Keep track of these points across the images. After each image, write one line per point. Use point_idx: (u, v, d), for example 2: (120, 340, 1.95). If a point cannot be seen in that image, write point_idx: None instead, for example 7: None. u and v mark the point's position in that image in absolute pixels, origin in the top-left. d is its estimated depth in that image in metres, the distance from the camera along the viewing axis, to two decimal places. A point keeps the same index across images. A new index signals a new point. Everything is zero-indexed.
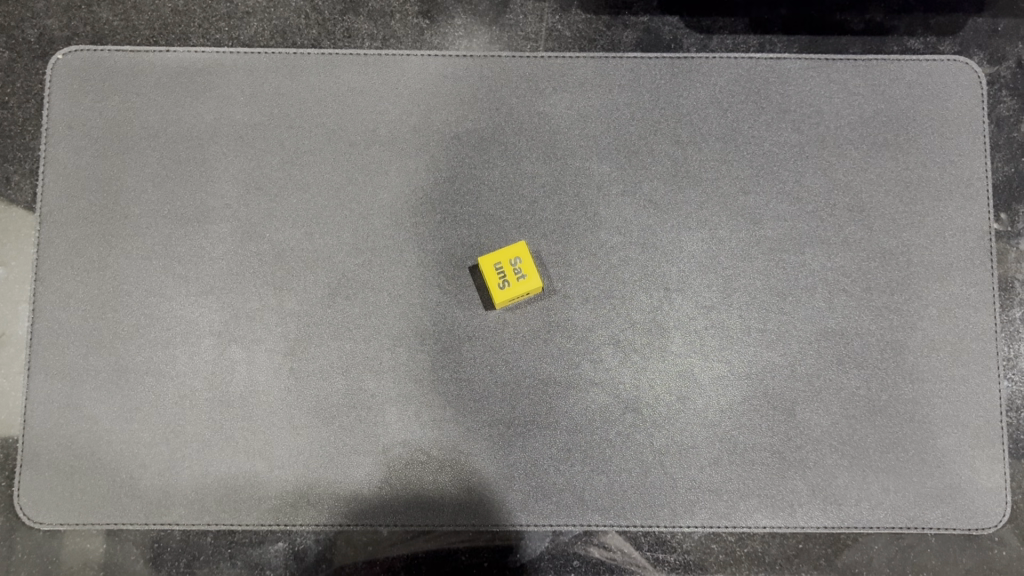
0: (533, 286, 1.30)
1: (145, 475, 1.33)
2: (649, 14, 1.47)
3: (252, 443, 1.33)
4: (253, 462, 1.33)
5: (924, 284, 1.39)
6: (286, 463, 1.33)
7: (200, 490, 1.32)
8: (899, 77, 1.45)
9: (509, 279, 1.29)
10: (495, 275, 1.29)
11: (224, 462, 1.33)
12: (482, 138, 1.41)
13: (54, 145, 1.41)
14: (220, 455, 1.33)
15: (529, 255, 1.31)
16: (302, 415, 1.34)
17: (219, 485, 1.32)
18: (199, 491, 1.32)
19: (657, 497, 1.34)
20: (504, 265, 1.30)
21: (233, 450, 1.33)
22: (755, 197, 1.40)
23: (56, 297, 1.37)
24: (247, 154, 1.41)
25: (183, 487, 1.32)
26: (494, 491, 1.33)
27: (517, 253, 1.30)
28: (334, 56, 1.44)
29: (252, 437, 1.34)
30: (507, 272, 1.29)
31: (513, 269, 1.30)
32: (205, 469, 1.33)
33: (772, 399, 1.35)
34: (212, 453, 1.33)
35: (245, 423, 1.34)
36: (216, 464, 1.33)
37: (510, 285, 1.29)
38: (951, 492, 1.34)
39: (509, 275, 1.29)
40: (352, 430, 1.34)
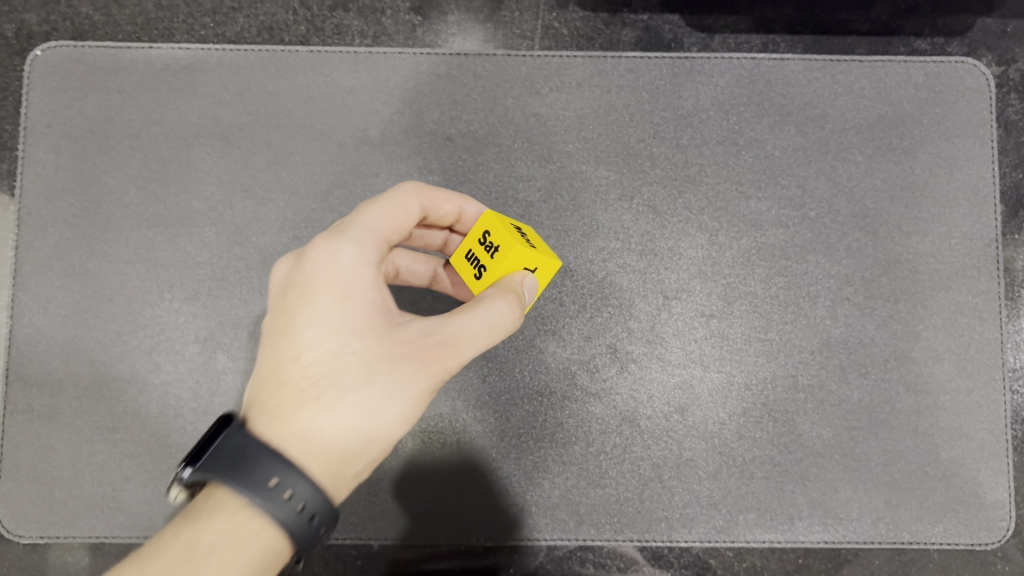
0: (512, 276, 0.92)
1: (317, 246, 0.89)
2: (649, 12, 1.45)
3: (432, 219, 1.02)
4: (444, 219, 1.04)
5: (929, 294, 1.35)
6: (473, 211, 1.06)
7: (330, 287, 0.87)
8: (906, 79, 1.41)
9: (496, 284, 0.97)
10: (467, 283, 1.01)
11: (390, 244, 0.94)
12: (477, 140, 1.37)
13: (31, 144, 1.37)
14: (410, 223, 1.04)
15: (497, 222, 0.97)
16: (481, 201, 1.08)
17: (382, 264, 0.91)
18: (334, 264, 0.88)
19: (655, 511, 1.29)
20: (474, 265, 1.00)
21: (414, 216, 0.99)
22: (756, 202, 1.36)
23: (35, 301, 1.33)
24: (233, 155, 1.36)
25: (324, 252, 0.88)
26: (486, 504, 1.29)
27: (482, 228, 0.99)
28: (322, 54, 1.40)
29: (414, 189, 0.96)
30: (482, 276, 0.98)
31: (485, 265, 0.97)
32: (370, 232, 0.91)
33: (773, 410, 1.31)
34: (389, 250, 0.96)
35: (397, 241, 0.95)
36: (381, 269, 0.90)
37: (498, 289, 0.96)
38: (956, 506, 1.30)
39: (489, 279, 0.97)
40: (460, 199, 1.03)
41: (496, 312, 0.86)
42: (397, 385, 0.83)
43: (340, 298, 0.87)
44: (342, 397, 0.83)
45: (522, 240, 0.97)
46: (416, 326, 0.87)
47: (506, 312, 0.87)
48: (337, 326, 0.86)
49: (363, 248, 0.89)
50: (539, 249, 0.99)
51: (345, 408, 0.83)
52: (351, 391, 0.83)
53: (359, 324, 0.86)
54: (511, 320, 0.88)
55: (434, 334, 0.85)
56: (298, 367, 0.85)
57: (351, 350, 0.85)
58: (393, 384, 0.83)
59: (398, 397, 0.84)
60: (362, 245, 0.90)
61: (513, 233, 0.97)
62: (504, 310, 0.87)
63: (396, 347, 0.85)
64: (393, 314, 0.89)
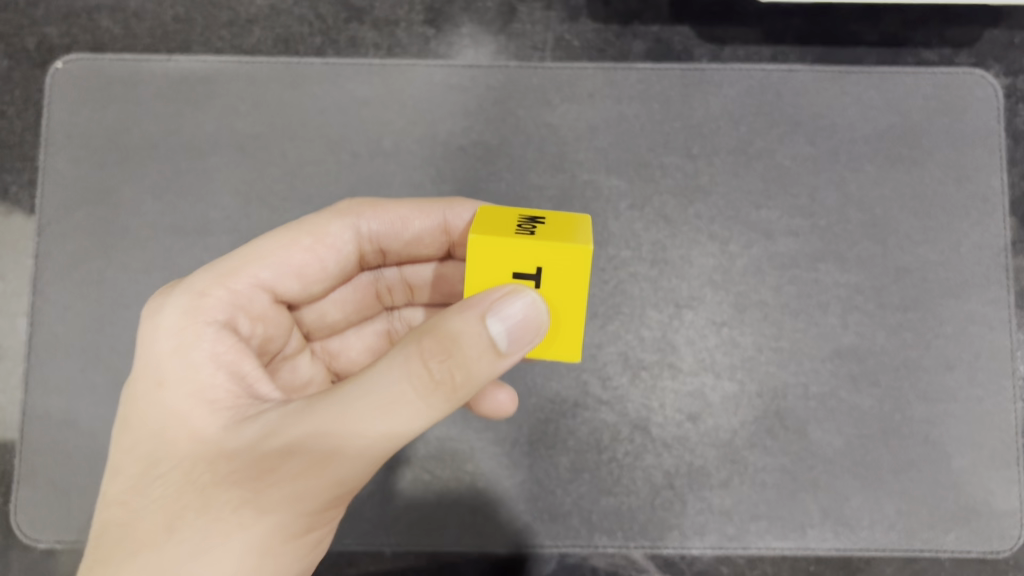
0: (479, 299, 0.73)
1: (147, 323, 0.89)
2: (660, 24, 1.47)
3: (396, 246, 1.06)
4: (439, 238, 1.06)
5: (939, 302, 1.35)
6: (461, 222, 1.04)
7: (153, 378, 0.85)
8: (915, 90, 1.42)
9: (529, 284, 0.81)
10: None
11: (257, 292, 0.94)
12: (489, 150, 1.39)
13: (52, 156, 1.39)
14: (394, 257, 1.09)
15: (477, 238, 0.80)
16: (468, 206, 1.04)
17: (228, 331, 0.88)
18: (153, 346, 0.87)
19: (667, 518, 1.29)
20: (495, 262, 0.80)
21: (367, 247, 1.04)
22: (766, 212, 1.37)
23: (55, 310, 1.35)
24: (248, 165, 1.38)
25: (146, 331, 0.88)
26: (499, 511, 1.29)
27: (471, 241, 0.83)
28: (337, 65, 1.42)
29: (337, 215, 1.01)
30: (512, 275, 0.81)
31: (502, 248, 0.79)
32: (226, 280, 0.92)
33: (784, 418, 1.31)
34: (320, 283, 1.01)
35: (316, 272, 0.99)
36: (228, 340, 0.87)
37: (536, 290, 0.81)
38: (967, 513, 1.30)
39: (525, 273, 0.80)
40: (432, 212, 1.04)
41: (390, 384, 0.72)
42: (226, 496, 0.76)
43: (160, 390, 0.84)
44: (159, 504, 0.79)
45: (531, 223, 0.83)
46: (252, 423, 0.79)
47: (405, 373, 0.71)
48: (171, 402, 0.83)
49: (205, 301, 0.89)
50: (558, 224, 0.83)
51: (162, 521, 0.78)
52: (170, 497, 0.79)
53: (176, 419, 0.82)
54: (415, 381, 0.71)
55: (273, 438, 0.77)
56: (126, 466, 0.84)
57: (167, 451, 0.81)
58: (218, 492, 0.77)
59: (227, 507, 0.77)
60: (189, 316, 0.87)
61: (520, 220, 0.84)
62: (399, 372, 0.72)
63: (220, 446, 0.79)
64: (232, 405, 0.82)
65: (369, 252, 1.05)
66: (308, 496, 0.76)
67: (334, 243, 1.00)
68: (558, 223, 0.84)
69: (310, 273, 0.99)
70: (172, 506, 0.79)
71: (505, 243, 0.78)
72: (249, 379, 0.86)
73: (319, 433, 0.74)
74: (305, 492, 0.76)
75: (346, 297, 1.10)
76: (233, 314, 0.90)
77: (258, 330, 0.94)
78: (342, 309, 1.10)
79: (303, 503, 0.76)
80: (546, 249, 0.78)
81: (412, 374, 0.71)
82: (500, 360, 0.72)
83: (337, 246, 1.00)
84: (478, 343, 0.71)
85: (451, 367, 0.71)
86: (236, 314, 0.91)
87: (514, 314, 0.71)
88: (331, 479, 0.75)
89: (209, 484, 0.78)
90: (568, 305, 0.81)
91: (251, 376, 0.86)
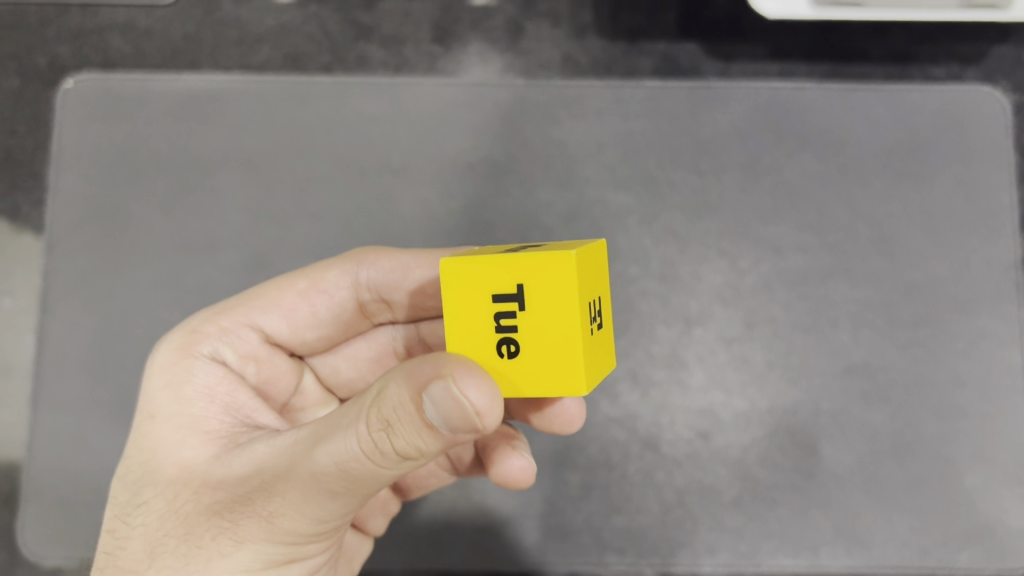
0: (423, 365, 0.63)
1: (152, 359, 0.97)
2: (667, 41, 1.47)
3: (400, 299, 1.02)
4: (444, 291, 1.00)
5: (950, 318, 1.34)
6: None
7: (147, 408, 0.93)
8: (923, 106, 1.42)
9: (512, 305, 0.69)
10: (477, 332, 0.70)
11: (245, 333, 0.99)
12: (497, 167, 1.39)
13: (61, 173, 1.40)
14: (405, 313, 1.05)
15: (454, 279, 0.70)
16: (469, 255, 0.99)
17: (215, 364, 0.95)
18: (150, 382, 0.94)
19: (677, 537, 1.27)
20: (471, 281, 0.69)
21: (369, 296, 1.02)
22: (775, 228, 1.37)
23: (63, 327, 1.34)
24: (257, 183, 1.38)
25: (150, 368, 0.96)
26: (508, 530, 1.28)
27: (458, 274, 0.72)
28: (345, 84, 1.42)
29: (337, 260, 1.02)
30: (491, 296, 0.69)
31: (476, 263, 0.69)
32: (217, 317, 0.99)
33: (795, 435, 1.30)
34: (315, 330, 1.03)
35: (308, 317, 1.02)
36: (218, 373, 0.94)
37: (522, 311, 0.69)
38: (981, 531, 1.28)
39: (505, 291, 0.69)
40: (436, 262, 0.99)
41: (344, 442, 0.68)
42: (203, 528, 0.80)
43: (150, 420, 0.91)
44: (143, 529, 0.85)
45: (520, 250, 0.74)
46: (232, 457, 0.82)
47: (357, 432, 0.67)
48: (159, 436, 0.89)
49: (197, 337, 0.96)
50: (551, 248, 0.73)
51: (149, 542, 0.84)
52: (156, 520, 0.84)
53: (162, 447, 0.88)
54: (364, 443, 0.66)
55: (251, 473, 0.78)
56: (119, 492, 0.90)
57: (150, 479, 0.86)
58: (199, 519, 0.81)
59: (206, 534, 0.80)
60: (182, 351, 0.95)
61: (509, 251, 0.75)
62: (354, 429, 0.67)
63: (201, 477, 0.83)
64: (217, 437, 0.87)
65: (373, 302, 1.03)
66: (285, 531, 0.78)
67: (328, 289, 1.02)
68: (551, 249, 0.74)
69: (299, 318, 1.01)
70: (156, 529, 0.84)
71: (479, 258, 0.69)
72: (243, 412, 0.92)
73: (293, 472, 0.73)
74: (279, 527, 0.77)
75: (363, 356, 1.09)
76: (220, 350, 0.96)
77: (251, 369, 0.98)
78: (359, 370, 1.09)
79: (281, 537, 0.78)
80: (525, 257, 0.68)
81: (363, 438, 0.66)
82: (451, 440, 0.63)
83: (332, 292, 1.02)
84: (417, 418, 0.63)
85: (392, 437, 0.64)
86: (224, 349, 0.96)
87: (440, 397, 0.60)
88: (304, 517, 0.76)
89: (191, 513, 0.82)
90: (561, 330, 0.68)
91: (239, 409, 0.91)
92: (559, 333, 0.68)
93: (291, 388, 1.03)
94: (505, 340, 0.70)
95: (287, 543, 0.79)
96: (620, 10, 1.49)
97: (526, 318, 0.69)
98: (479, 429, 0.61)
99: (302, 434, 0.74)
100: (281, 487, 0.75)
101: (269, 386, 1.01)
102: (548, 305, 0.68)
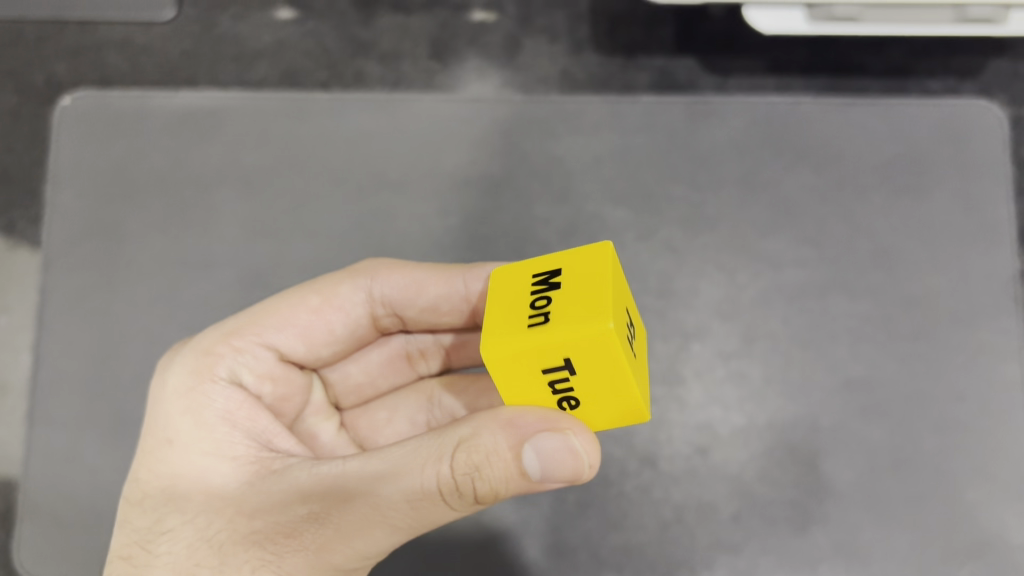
0: (522, 419, 0.76)
1: (162, 378, 0.98)
2: (665, 56, 1.47)
3: (412, 313, 1.08)
4: (458, 305, 1.07)
5: (949, 332, 1.34)
6: (475, 287, 1.05)
7: (164, 432, 0.94)
8: (921, 120, 1.42)
9: (563, 371, 0.74)
10: (539, 397, 0.78)
11: (259, 353, 0.99)
12: (495, 183, 1.39)
13: (59, 190, 1.41)
14: (415, 324, 1.10)
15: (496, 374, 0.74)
16: (482, 270, 1.05)
17: (234, 388, 0.96)
18: (164, 405, 0.96)
19: (675, 553, 1.26)
20: (520, 371, 0.74)
21: (382, 310, 1.07)
22: (773, 243, 1.37)
23: (60, 344, 1.34)
24: (254, 199, 1.38)
25: (162, 389, 0.97)
26: (505, 547, 1.26)
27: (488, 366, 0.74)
28: (343, 99, 1.43)
29: (348, 275, 1.05)
30: (541, 369, 0.73)
31: (517, 353, 0.71)
32: (231, 337, 0.99)
33: (795, 451, 1.29)
34: (329, 345, 1.06)
35: (324, 333, 1.04)
36: (237, 399, 0.95)
37: (574, 373, 0.74)
38: (982, 547, 1.26)
39: (554, 366, 0.73)
40: (451, 279, 1.05)
41: (418, 480, 0.79)
42: (240, 557, 0.85)
43: (169, 446, 0.93)
44: (170, 557, 0.89)
45: (543, 297, 0.74)
46: (269, 485, 0.87)
47: (437, 473, 0.78)
48: (181, 462, 0.92)
49: (212, 358, 0.97)
50: (574, 288, 0.74)
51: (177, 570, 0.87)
52: (185, 549, 0.88)
53: (188, 474, 0.91)
54: (444, 483, 0.78)
55: (298, 504, 0.84)
56: (137, 516, 0.93)
57: (177, 506, 0.90)
58: (236, 549, 0.85)
59: (244, 565, 0.85)
60: (197, 374, 0.96)
61: (532, 294, 0.76)
62: (433, 471, 0.78)
63: (235, 504, 0.87)
64: (246, 462, 0.90)
65: (385, 316, 1.08)
66: (326, 566, 0.84)
67: (343, 305, 1.04)
68: (573, 286, 0.74)
69: (315, 334, 1.03)
70: (184, 559, 0.88)
71: (519, 351, 0.71)
72: (262, 436, 0.94)
73: (352, 507, 0.82)
74: (321, 561, 0.84)
75: (372, 360, 1.16)
76: (237, 372, 0.97)
77: (267, 388, 1.00)
78: (370, 373, 1.16)
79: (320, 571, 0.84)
80: (566, 343, 0.70)
81: (443, 478, 0.78)
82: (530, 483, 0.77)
83: (347, 308, 1.05)
84: (512, 464, 0.76)
85: (477, 481, 0.76)
86: (241, 371, 0.98)
87: (550, 447, 0.74)
88: (349, 552, 0.83)
89: (224, 542, 0.86)
90: (617, 381, 0.74)
91: (264, 436, 0.94)
92: (614, 381, 0.74)
93: (302, 402, 1.07)
94: (565, 394, 0.77)
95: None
96: (618, 25, 1.49)
97: (580, 377, 0.74)
98: (573, 476, 0.75)
99: (352, 465, 0.83)
100: (335, 522, 0.82)
101: (284, 403, 1.03)
102: (598, 366, 0.72)
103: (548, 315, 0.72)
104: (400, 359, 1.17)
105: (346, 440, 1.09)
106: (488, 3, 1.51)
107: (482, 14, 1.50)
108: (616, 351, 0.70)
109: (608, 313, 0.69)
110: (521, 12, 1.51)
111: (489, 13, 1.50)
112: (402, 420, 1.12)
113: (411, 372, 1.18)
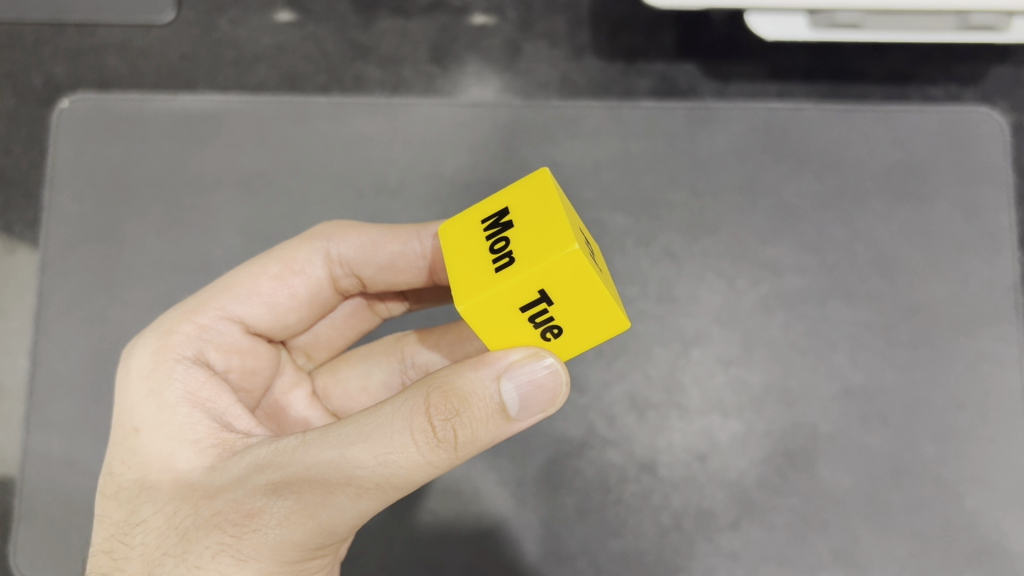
0: (495, 356, 0.77)
1: (125, 365, 0.96)
2: (665, 62, 1.47)
3: (371, 272, 1.06)
4: (415, 262, 1.06)
5: (950, 340, 1.33)
6: (429, 244, 1.04)
7: (130, 421, 0.92)
8: (922, 126, 1.42)
9: (541, 305, 0.72)
10: (525, 337, 0.77)
11: (220, 325, 1.00)
12: (494, 187, 1.38)
13: (57, 194, 1.41)
14: (374, 285, 1.10)
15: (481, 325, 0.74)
16: (435, 227, 1.04)
17: (196, 366, 0.95)
18: (128, 392, 0.93)
19: (674, 560, 1.25)
20: (506, 316, 0.74)
21: (341, 271, 1.06)
22: (772, 249, 1.36)
23: (57, 348, 1.34)
24: (253, 203, 1.38)
25: (126, 375, 0.95)
26: (503, 554, 1.25)
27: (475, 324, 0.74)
28: (343, 104, 1.43)
29: (304, 240, 1.05)
30: (519, 309, 0.73)
31: (493, 301, 0.71)
32: (193, 316, 0.98)
33: (793, 458, 1.28)
34: (294, 312, 1.06)
35: (287, 299, 1.04)
36: (199, 377, 0.94)
37: (551, 304, 0.73)
38: (980, 557, 1.25)
39: (530, 301, 0.72)
40: (404, 237, 1.05)
41: (393, 438, 0.77)
42: (206, 542, 0.82)
43: (136, 434, 0.90)
44: (143, 548, 0.86)
45: (501, 239, 0.74)
46: (231, 464, 0.85)
47: (409, 426, 0.77)
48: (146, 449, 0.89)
49: (174, 338, 0.96)
50: (530, 223, 0.73)
51: (146, 560, 0.85)
52: (155, 538, 0.86)
53: (153, 460, 0.88)
54: (419, 435, 0.77)
55: (256, 479, 0.81)
56: (112, 510, 0.91)
57: (147, 496, 0.87)
58: (198, 535, 0.83)
59: (206, 551, 0.82)
60: (159, 356, 0.94)
61: (489, 240, 0.75)
62: (405, 424, 0.77)
63: (200, 488, 0.85)
64: (209, 446, 0.87)
65: (344, 277, 1.07)
66: (290, 544, 0.81)
67: (303, 269, 1.04)
68: (528, 221, 0.74)
69: (279, 304, 1.04)
70: (154, 548, 0.85)
71: (494, 295, 0.70)
72: (222, 417, 0.92)
73: (314, 477, 0.79)
74: (284, 540, 0.81)
75: (337, 315, 1.18)
76: (204, 351, 0.97)
77: (234, 361, 1.01)
78: (336, 327, 1.18)
79: (282, 551, 0.81)
80: (538, 276, 0.69)
81: (418, 430, 0.76)
82: (507, 420, 0.78)
83: (307, 272, 1.05)
84: (491, 403, 0.77)
85: (457, 426, 0.76)
86: (207, 349, 0.98)
87: (526, 381, 0.76)
88: (313, 527, 0.80)
89: (191, 527, 0.84)
90: (601, 307, 0.73)
91: (226, 415, 0.93)
92: (593, 305, 0.73)
93: (271, 374, 1.07)
94: (547, 326, 0.76)
95: (286, 559, 0.82)
96: (619, 29, 1.49)
97: (558, 307, 0.73)
98: (550, 401, 0.78)
99: (312, 435, 0.81)
100: (298, 493, 0.80)
101: (250, 377, 1.04)
102: (574, 292, 0.71)
103: (513, 255, 0.71)
104: (364, 309, 1.19)
105: (321, 411, 1.10)
106: (488, 7, 1.51)
107: (482, 18, 1.50)
108: (591, 272, 0.69)
109: (572, 237, 0.69)
110: (522, 16, 1.51)
111: (489, 17, 1.50)
112: (376, 386, 1.12)
113: (374, 316, 1.21)
